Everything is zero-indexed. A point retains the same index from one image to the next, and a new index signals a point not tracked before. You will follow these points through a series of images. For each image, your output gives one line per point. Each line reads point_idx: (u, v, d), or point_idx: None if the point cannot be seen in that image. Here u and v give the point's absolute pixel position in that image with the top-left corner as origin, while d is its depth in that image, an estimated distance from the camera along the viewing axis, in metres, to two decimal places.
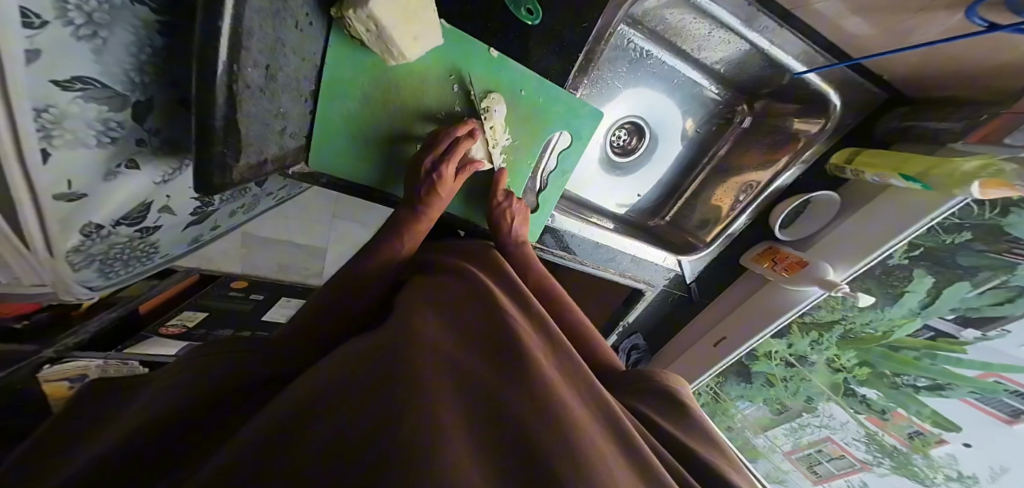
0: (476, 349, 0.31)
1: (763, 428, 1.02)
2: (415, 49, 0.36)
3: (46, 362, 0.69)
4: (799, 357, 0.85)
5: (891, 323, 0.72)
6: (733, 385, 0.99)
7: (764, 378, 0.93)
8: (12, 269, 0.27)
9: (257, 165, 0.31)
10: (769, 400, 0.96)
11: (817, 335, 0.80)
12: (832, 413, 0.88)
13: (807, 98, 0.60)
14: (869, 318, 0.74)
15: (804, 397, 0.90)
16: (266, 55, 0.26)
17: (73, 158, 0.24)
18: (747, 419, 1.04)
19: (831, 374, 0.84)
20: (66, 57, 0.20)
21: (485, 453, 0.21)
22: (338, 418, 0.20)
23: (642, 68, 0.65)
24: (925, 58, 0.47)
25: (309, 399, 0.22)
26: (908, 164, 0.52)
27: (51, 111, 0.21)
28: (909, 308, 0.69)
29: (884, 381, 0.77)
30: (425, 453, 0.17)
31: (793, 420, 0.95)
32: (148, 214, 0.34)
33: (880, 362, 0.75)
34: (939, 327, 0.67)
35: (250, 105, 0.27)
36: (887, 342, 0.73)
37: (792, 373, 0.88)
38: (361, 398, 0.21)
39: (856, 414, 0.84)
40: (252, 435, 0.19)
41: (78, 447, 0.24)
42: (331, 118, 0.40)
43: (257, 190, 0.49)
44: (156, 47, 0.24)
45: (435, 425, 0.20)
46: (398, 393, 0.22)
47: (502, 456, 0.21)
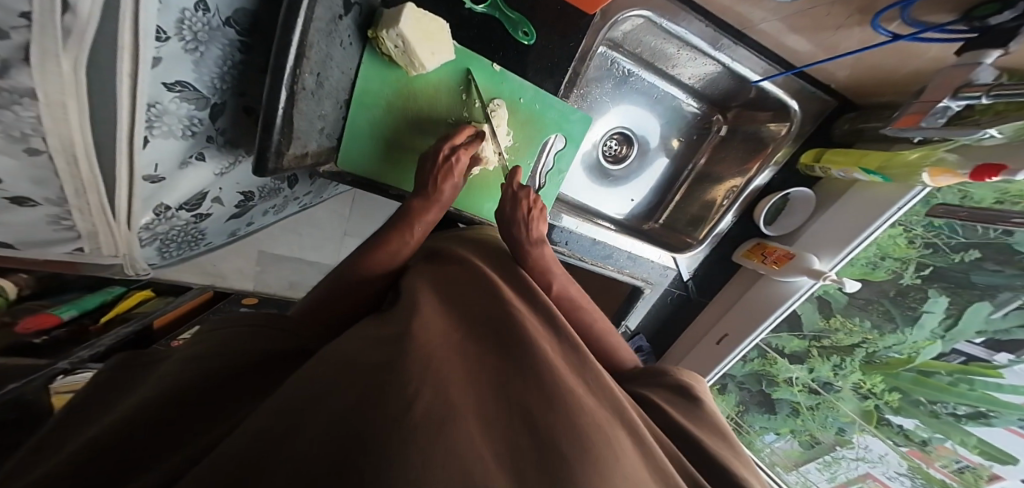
0: (486, 344, 0.34)
1: (795, 464, 0.96)
2: (433, 62, 0.43)
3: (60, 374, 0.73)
4: (823, 384, 0.87)
5: (914, 346, 0.72)
6: (757, 415, 1.00)
7: (789, 406, 0.94)
8: (99, 238, 0.34)
9: (300, 157, 0.38)
10: (798, 432, 0.95)
11: (839, 360, 0.82)
12: (869, 446, 0.84)
13: (770, 105, 0.67)
14: (890, 341, 0.75)
15: (835, 429, 0.88)
16: (318, 65, 0.34)
17: (165, 145, 0.32)
18: (775, 453, 0.98)
19: (860, 401, 0.82)
20: (175, 65, 0.28)
21: (497, 437, 0.23)
22: (364, 397, 0.22)
23: (626, 86, 0.72)
24: (857, 67, 0.54)
25: (336, 372, 0.26)
26: (866, 159, 0.58)
27: (157, 107, 0.29)
28: (931, 330, 0.70)
29: (921, 410, 0.74)
30: (445, 434, 0.20)
31: (826, 455, 0.91)
32: (203, 203, 0.41)
33: (910, 387, 0.74)
34: (970, 352, 0.66)
35: (303, 103, 0.34)
36: (914, 366, 0.73)
37: (818, 401, 0.88)
38: (383, 381, 0.24)
39: (896, 447, 0.80)
40: (288, 407, 0.22)
41: (139, 389, 0.29)
42: (358, 123, 0.47)
43: (290, 192, 0.55)
44: (236, 62, 0.32)
45: (452, 412, 0.22)
46: (417, 378, 0.24)
47: (514, 439, 0.24)
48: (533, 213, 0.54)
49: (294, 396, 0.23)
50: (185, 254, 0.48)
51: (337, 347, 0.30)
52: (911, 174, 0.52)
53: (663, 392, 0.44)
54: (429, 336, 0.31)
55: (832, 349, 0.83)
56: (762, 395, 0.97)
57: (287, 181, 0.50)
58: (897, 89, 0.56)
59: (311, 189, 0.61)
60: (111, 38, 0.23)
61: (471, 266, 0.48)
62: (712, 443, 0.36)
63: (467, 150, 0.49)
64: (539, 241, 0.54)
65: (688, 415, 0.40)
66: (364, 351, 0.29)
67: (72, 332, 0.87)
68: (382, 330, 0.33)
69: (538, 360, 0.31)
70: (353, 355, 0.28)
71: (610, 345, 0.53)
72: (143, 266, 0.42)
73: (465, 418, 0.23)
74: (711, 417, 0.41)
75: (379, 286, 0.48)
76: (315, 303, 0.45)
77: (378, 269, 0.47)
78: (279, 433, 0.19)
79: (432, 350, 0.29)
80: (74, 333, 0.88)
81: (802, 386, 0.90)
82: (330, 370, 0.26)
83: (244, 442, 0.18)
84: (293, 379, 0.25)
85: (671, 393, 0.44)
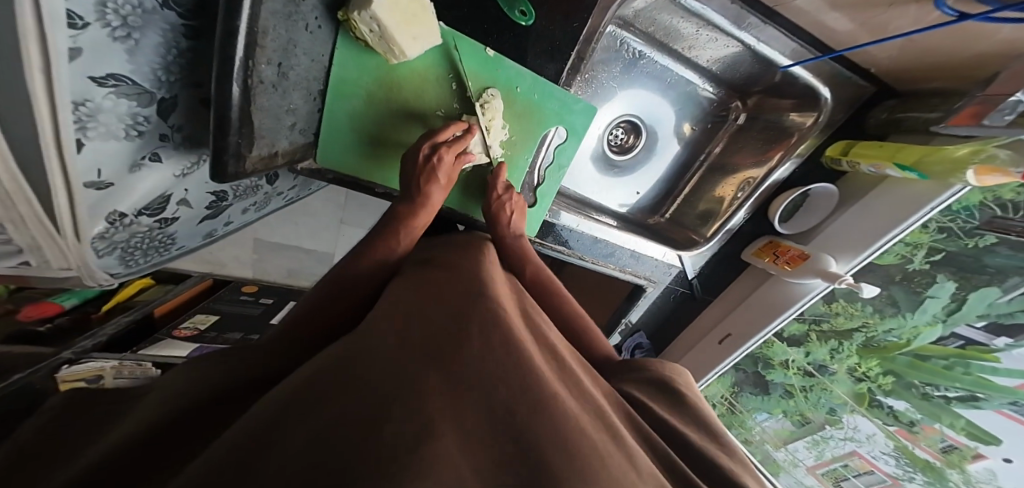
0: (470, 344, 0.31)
1: (784, 442, 0.97)
2: (415, 48, 0.38)
3: (66, 363, 0.78)
4: (818, 366, 0.84)
5: (914, 330, 0.70)
6: (749, 396, 0.98)
7: (782, 388, 0.91)
8: (47, 252, 0.32)
9: (268, 157, 0.36)
10: (789, 411, 0.93)
11: (837, 343, 0.79)
12: (858, 426, 0.84)
13: (797, 92, 0.61)
14: (890, 324, 0.72)
15: (826, 409, 0.87)
16: (279, 53, 0.30)
17: (106, 147, 0.29)
18: (766, 432, 0.99)
19: (853, 384, 0.81)
20: (104, 56, 0.25)
21: (472, 444, 0.20)
22: (319, 413, 0.20)
23: (636, 69, 0.66)
24: (905, 49, 0.49)
25: (299, 386, 0.24)
26: (901, 153, 0.52)
27: (87, 105, 0.26)
28: (933, 315, 0.67)
29: (913, 392, 0.73)
30: (400, 445, 0.17)
31: (814, 433, 0.91)
32: (168, 206, 0.39)
33: (906, 371, 0.72)
34: (969, 336, 0.64)
35: (264, 98, 0.31)
36: (911, 350, 0.71)
37: (811, 383, 0.87)
38: (345, 394, 0.22)
39: (884, 426, 0.80)
40: (236, 432, 0.20)
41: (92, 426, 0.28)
42: (337, 115, 0.43)
43: (269, 189, 0.52)
44: (182, 49, 0.29)
45: (416, 418, 0.19)
46: (381, 388, 0.22)
47: (492, 448, 0.21)
48: (515, 214, 0.53)
49: (250, 426, 0.20)
50: (155, 261, 0.46)
51: (306, 364, 0.28)
52: (953, 172, 0.46)
53: (657, 391, 0.41)
54: (406, 343, 0.28)
55: (832, 333, 0.79)
56: (757, 376, 0.93)
57: (265, 179, 0.48)
58: (958, 75, 0.50)
59: (295, 184, 0.59)
60: (8, 33, 0.19)
61: (457, 267, 0.45)
62: (708, 444, 0.33)
63: (450, 148, 0.45)
64: (519, 237, 0.51)
65: (687, 418, 0.37)
66: (335, 361, 0.26)
67: (74, 320, 0.95)
68: (355, 336, 0.30)
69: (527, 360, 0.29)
70: (322, 369, 0.25)
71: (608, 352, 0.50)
72: (103, 277, 0.40)
73: (446, 426, 0.20)
74: (705, 414, 0.38)
75: (366, 294, 0.45)
76: (299, 314, 0.41)
77: (365, 273, 0.45)
78: (225, 462, 0.17)
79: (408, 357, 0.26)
80: (76, 319, 0.95)
81: (796, 369, 0.87)
82: (294, 390, 0.23)
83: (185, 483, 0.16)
84: (253, 407, 0.23)
85: (667, 393, 0.41)
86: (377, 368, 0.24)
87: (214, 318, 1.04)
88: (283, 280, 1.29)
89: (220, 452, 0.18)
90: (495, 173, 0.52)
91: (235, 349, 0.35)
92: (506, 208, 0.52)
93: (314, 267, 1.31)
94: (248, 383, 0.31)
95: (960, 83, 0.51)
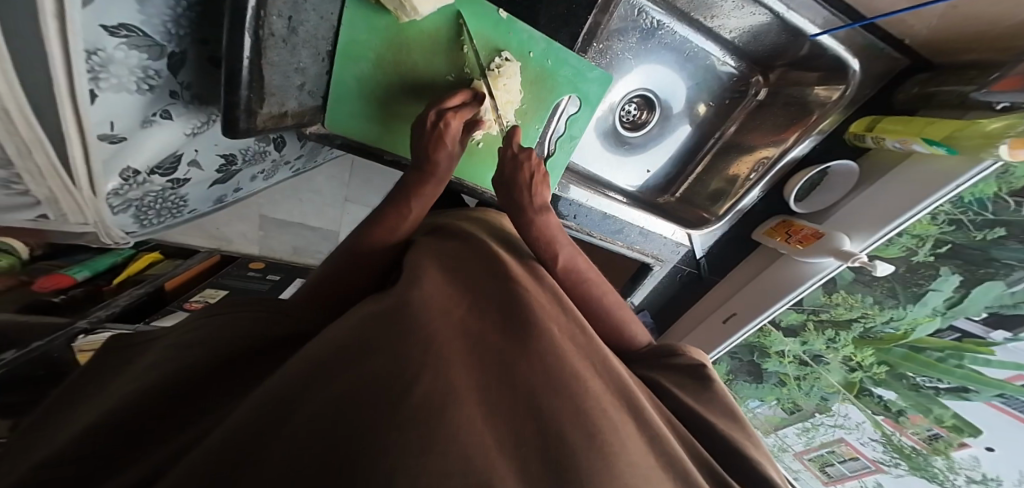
0: (488, 319, 0.31)
1: (774, 428, 0.99)
2: (427, 5, 0.37)
3: (81, 333, 0.80)
4: (814, 356, 0.84)
5: (913, 322, 0.69)
6: (744, 384, 0.99)
7: (776, 378, 0.92)
8: (64, 206, 0.33)
9: (278, 116, 0.36)
10: (781, 399, 0.95)
11: (834, 334, 0.79)
12: (847, 413, 0.85)
13: (824, 65, 0.59)
14: (889, 315, 0.71)
15: (817, 397, 0.88)
16: (289, 6, 0.30)
17: (117, 100, 0.29)
18: (757, 417, 1.02)
19: (847, 373, 0.81)
20: (113, 3, 0.24)
21: (500, 421, 0.21)
22: (351, 380, 0.21)
23: (654, 40, 0.64)
24: (948, 15, 0.46)
25: (326, 349, 0.24)
26: (930, 128, 0.51)
27: (99, 55, 0.26)
28: (932, 308, 0.67)
29: (903, 383, 0.74)
30: (438, 422, 0.18)
31: (805, 421, 0.93)
32: (179, 166, 0.39)
33: (900, 361, 0.72)
34: (966, 328, 0.64)
35: (274, 54, 0.30)
36: (907, 343, 0.71)
37: (805, 372, 0.87)
38: (372, 363, 0.22)
39: (872, 415, 0.81)
40: (273, 389, 0.21)
41: (114, 381, 0.30)
42: (345, 81, 0.43)
43: (278, 155, 0.52)
44: (192, 3, 0.28)
45: (448, 394, 0.20)
46: (410, 357, 0.22)
47: (517, 421, 0.22)
48: (535, 178, 0.48)
49: (285, 382, 0.21)
50: (168, 222, 0.47)
51: (335, 326, 0.29)
52: (985, 145, 0.45)
53: (675, 377, 0.41)
54: (430, 312, 0.28)
55: (829, 323, 0.78)
56: (752, 364, 0.94)
57: (274, 144, 0.48)
58: (1000, 45, 0.48)
59: (303, 154, 0.59)
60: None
61: (475, 244, 0.45)
62: (728, 430, 0.34)
63: (457, 114, 0.44)
64: (544, 209, 0.49)
65: (701, 400, 0.38)
66: (362, 327, 0.27)
67: (87, 292, 0.96)
68: (378, 306, 0.31)
69: (547, 342, 0.29)
70: (346, 334, 0.26)
71: (620, 318, 0.49)
72: (119, 235, 0.41)
73: (467, 403, 0.20)
74: (729, 404, 0.38)
75: (381, 267, 0.46)
76: (317, 281, 0.43)
77: (380, 247, 0.45)
78: (266, 426, 0.18)
79: (431, 327, 0.26)
80: (89, 292, 0.97)
81: (792, 358, 0.86)
82: (327, 349, 0.24)
83: (227, 439, 0.17)
84: (286, 364, 0.24)
85: (681, 377, 0.41)
86: (403, 336, 0.25)
87: (223, 293, 1.05)
88: (290, 257, 1.30)
89: (264, 412, 0.19)
90: (508, 134, 0.49)
91: (257, 305, 0.35)
92: (526, 171, 0.47)
93: (319, 244, 1.31)
94: (269, 338, 0.32)
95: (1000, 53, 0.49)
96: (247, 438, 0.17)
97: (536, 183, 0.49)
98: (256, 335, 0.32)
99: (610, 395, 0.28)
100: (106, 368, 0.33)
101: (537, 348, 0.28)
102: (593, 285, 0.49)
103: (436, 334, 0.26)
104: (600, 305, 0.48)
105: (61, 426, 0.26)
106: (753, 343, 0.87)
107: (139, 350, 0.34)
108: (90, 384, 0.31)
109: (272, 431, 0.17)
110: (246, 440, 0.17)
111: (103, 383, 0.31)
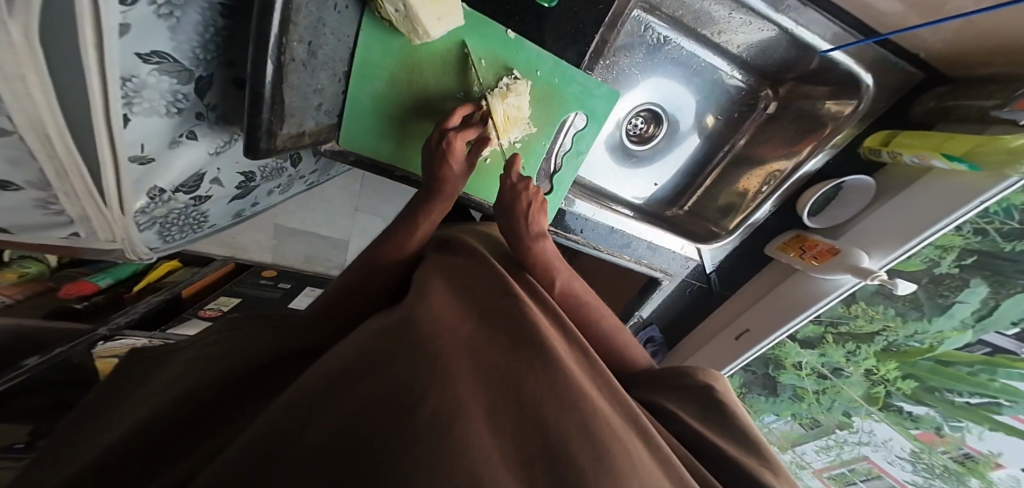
0: (495, 334, 0.31)
1: (791, 444, 0.95)
2: (439, 29, 0.38)
3: (101, 340, 0.81)
4: (833, 369, 0.82)
5: (939, 335, 0.66)
6: (757, 397, 0.98)
7: (792, 391, 0.90)
8: (95, 223, 0.35)
9: (296, 135, 0.37)
10: (799, 414, 0.92)
11: (853, 346, 0.77)
12: (872, 430, 0.81)
13: (836, 79, 0.59)
14: (912, 329, 0.69)
15: (839, 412, 0.85)
16: (309, 32, 0.31)
17: (149, 123, 0.31)
18: (773, 433, 0.99)
19: (868, 386, 0.78)
20: (147, 33, 0.26)
21: (507, 437, 0.21)
22: (360, 396, 0.21)
23: (660, 55, 0.65)
24: (962, 29, 0.46)
25: (335, 368, 0.24)
26: (950, 143, 0.50)
27: (133, 81, 0.28)
28: (960, 320, 0.64)
29: (933, 396, 0.70)
30: (446, 437, 0.17)
31: (827, 437, 0.89)
32: (201, 184, 0.41)
33: (928, 375, 0.69)
34: (998, 343, 0.60)
35: (295, 77, 0.32)
36: (933, 355, 0.68)
37: (824, 386, 0.85)
38: (380, 379, 0.22)
39: (907, 430, 0.76)
40: (285, 405, 0.21)
41: (135, 398, 0.31)
42: (359, 100, 0.44)
43: (293, 171, 0.54)
44: (219, 28, 0.30)
45: (457, 408, 0.20)
46: (417, 372, 0.22)
47: (525, 439, 0.22)
48: (533, 206, 0.49)
49: (298, 396, 0.22)
50: (190, 237, 0.49)
51: (346, 342, 0.29)
52: (1008, 161, 0.44)
53: (682, 399, 0.41)
54: (438, 327, 0.29)
55: (849, 336, 0.77)
56: (767, 378, 0.93)
57: (289, 161, 0.50)
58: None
59: (317, 168, 0.60)
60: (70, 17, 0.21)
61: (482, 259, 0.45)
62: (735, 450, 0.34)
63: (459, 134, 0.45)
64: (540, 236, 0.50)
65: (710, 423, 0.37)
66: (372, 342, 0.27)
67: (109, 298, 1.01)
68: (386, 320, 0.31)
69: (553, 358, 0.29)
70: (355, 350, 0.26)
71: (621, 342, 0.50)
72: (143, 252, 0.43)
73: (475, 418, 0.20)
74: (747, 427, 0.37)
75: (392, 284, 0.47)
76: (328, 299, 0.43)
77: (388, 262, 0.46)
78: (279, 441, 0.18)
79: (436, 342, 0.26)
80: (110, 298, 1.01)
81: (810, 371, 0.85)
82: (338, 367, 0.24)
83: (242, 453, 0.17)
84: (296, 382, 0.24)
85: (690, 399, 0.40)
86: (410, 351, 0.25)
87: (236, 300, 1.07)
88: (300, 265, 1.32)
89: (274, 427, 0.19)
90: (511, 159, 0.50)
91: (266, 323, 0.35)
92: (523, 200, 0.49)
93: (329, 253, 1.33)
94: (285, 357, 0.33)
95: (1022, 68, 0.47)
96: (262, 451, 0.17)
97: (534, 210, 0.50)
98: (273, 353, 0.33)
99: (617, 415, 0.28)
100: (125, 384, 0.34)
101: (544, 365, 0.28)
102: (591, 306, 0.50)
103: (443, 349, 0.26)
104: (600, 318, 0.50)
105: (86, 441, 0.27)
106: (769, 355, 0.86)
107: (156, 363, 0.35)
108: (115, 398, 0.33)
109: (280, 447, 0.17)
110: (262, 453, 0.17)
111: (125, 398, 0.32)
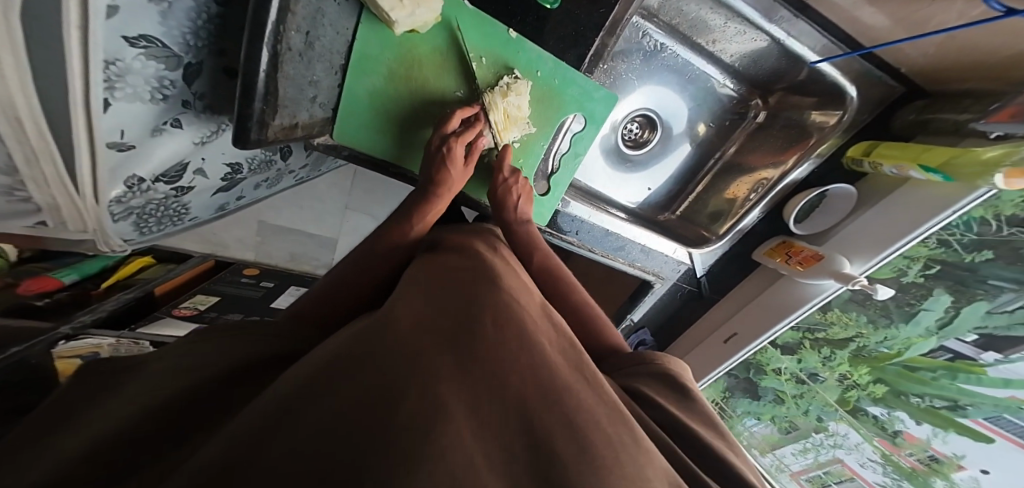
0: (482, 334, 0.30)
1: (772, 447, 0.98)
2: (404, 11, 0.36)
3: (64, 338, 0.74)
4: (809, 374, 0.84)
5: (905, 342, 0.69)
6: (740, 400, 1.00)
7: (772, 394, 0.92)
8: (68, 210, 0.35)
9: (289, 127, 0.35)
10: (777, 418, 0.95)
11: (829, 352, 0.79)
12: (846, 433, 0.84)
13: (822, 90, 0.61)
14: (881, 336, 0.72)
15: (814, 416, 0.88)
16: (308, 20, 0.30)
17: (131, 109, 0.31)
18: (754, 437, 1.01)
19: (842, 391, 0.81)
20: (136, 17, 0.26)
21: (498, 437, 0.20)
22: (340, 396, 0.19)
23: (656, 61, 0.66)
24: (940, 46, 0.48)
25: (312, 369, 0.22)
26: (927, 155, 0.52)
27: (117, 65, 0.28)
28: (925, 327, 0.66)
29: (900, 399, 0.73)
30: (434, 439, 0.16)
31: (802, 441, 0.92)
32: (184, 174, 0.41)
33: (891, 378, 0.72)
34: (958, 349, 0.63)
35: (290, 67, 0.30)
36: (900, 361, 0.70)
37: (803, 391, 0.87)
38: (361, 379, 0.20)
39: (869, 435, 0.80)
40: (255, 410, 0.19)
41: None
42: (355, 94, 0.43)
43: (283, 165, 0.52)
44: (212, 14, 0.30)
45: (444, 407, 0.19)
46: (402, 371, 0.21)
47: (516, 439, 0.21)
48: (523, 197, 0.53)
49: (268, 401, 0.19)
50: (168, 229, 0.48)
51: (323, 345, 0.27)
52: (980, 174, 0.46)
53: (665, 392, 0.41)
54: (423, 325, 0.27)
55: (824, 341, 0.78)
56: (749, 382, 0.94)
57: (279, 154, 0.48)
58: (1000, 77, 0.49)
59: (307, 163, 0.59)
60: None
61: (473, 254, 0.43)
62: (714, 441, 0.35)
63: (460, 138, 0.45)
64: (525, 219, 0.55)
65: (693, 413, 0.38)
66: (350, 343, 0.25)
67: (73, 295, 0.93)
68: (366, 321, 0.29)
69: (541, 354, 0.28)
70: (332, 352, 0.24)
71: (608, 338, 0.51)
72: (117, 242, 0.43)
73: (465, 418, 0.19)
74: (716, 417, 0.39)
75: (385, 276, 0.46)
76: (321, 293, 0.43)
77: (380, 257, 0.46)
78: (250, 444, 0.16)
79: (421, 338, 0.25)
80: (76, 295, 0.93)
81: (789, 375, 0.87)
82: (313, 369, 0.22)
83: (209, 460, 0.15)
84: (269, 386, 0.22)
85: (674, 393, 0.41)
86: (392, 350, 0.23)
87: (213, 300, 1.03)
88: (285, 263, 1.28)
89: (242, 434, 0.17)
90: (501, 154, 0.51)
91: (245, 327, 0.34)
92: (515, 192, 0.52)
93: (315, 252, 1.29)
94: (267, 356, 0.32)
95: (1000, 84, 0.50)
96: (232, 457, 0.15)
97: (522, 201, 0.54)
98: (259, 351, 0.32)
99: (606, 409, 0.27)
100: None
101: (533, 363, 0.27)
102: (576, 303, 0.52)
103: (429, 346, 0.24)
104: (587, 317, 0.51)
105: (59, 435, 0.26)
106: (751, 361, 0.87)
107: None
108: None
109: (249, 453, 0.15)
110: (231, 460, 0.15)
111: None
